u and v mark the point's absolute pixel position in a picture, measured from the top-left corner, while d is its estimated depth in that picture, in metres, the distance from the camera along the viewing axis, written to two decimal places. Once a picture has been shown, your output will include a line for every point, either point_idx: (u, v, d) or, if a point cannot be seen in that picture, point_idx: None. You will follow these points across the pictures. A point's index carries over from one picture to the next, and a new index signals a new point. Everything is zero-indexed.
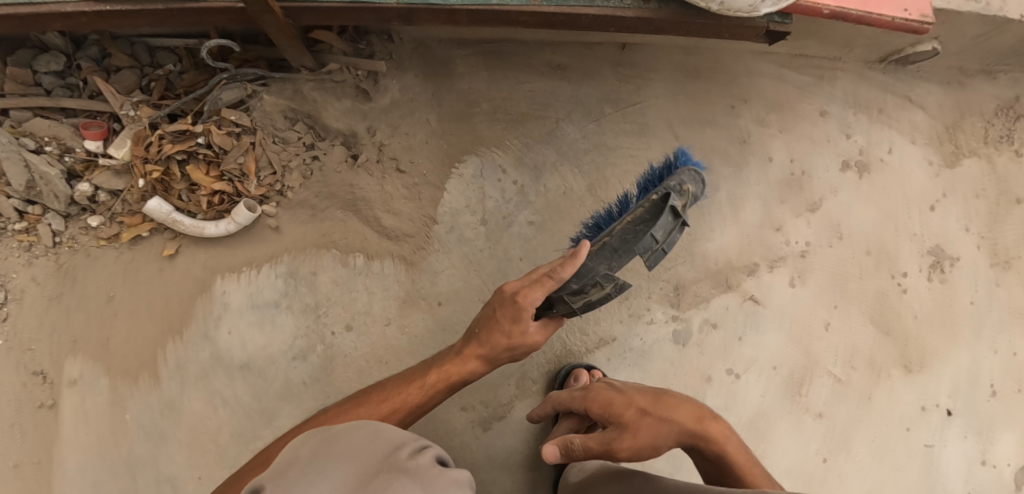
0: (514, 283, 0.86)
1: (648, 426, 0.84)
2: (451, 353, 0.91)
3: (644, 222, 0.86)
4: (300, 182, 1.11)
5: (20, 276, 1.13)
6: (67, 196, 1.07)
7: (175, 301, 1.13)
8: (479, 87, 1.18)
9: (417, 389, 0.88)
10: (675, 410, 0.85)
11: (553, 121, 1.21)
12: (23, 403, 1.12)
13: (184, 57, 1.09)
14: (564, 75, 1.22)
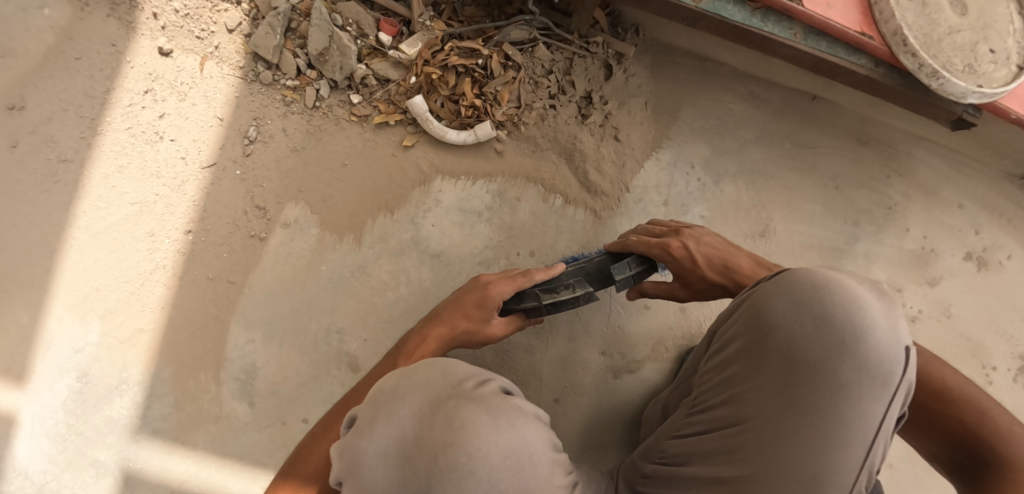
0: (489, 275, 1.08)
1: (717, 268, 1.06)
2: (438, 325, 1.08)
3: (586, 272, 1.08)
4: (534, 122, 1.30)
5: (273, 123, 1.31)
6: (348, 70, 1.25)
7: (397, 183, 1.30)
8: (693, 94, 1.38)
9: (416, 361, 1.05)
10: (740, 262, 1.06)
11: (741, 141, 1.40)
12: (240, 227, 1.30)
13: None
14: (759, 105, 1.41)
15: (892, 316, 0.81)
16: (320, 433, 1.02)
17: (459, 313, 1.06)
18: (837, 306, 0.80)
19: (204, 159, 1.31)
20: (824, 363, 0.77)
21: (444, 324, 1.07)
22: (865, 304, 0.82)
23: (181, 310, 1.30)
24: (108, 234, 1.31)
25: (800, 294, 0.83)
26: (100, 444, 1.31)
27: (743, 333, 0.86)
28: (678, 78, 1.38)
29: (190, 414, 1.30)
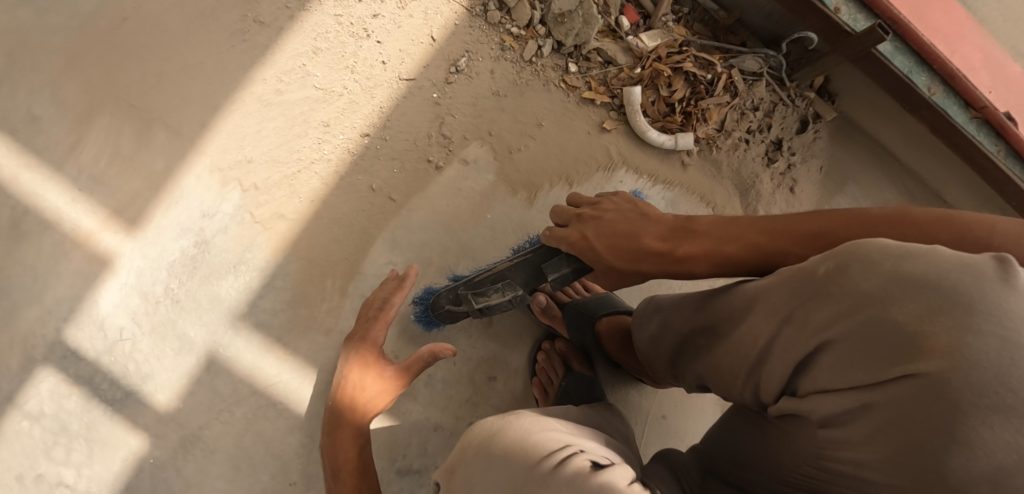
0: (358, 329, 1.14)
1: (626, 250, 0.90)
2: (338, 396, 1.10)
3: (495, 280, 0.99)
4: (727, 149, 1.33)
5: (483, 61, 1.29)
6: (581, 39, 1.26)
7: (583, 160, 1.30)
8: (861, 174, 1.42)
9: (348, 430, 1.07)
10: (654, 225, 0.91)
11: None
12: (417, 149, 1.25)
13: (696, 11, 1.33)
14: (911, 201, 1.44)
15: (967, 256, 0.60)
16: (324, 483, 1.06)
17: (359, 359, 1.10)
18: (950, 287, 0.58)
19: (404, 72, 1.27)
20: (928, 395, 0.55)
21: (362, 406, 1.07)
22: (930, 253, 0.61)
23: (328, 210, 1.23)
24: (278, 110, 1.24)
25: (870, 270, 0.63)
26: (195, 319, 1.20)
27: (830, 337, 0.63)
28: (850, 153, 1.43)
29: (300, 318, 1.21)
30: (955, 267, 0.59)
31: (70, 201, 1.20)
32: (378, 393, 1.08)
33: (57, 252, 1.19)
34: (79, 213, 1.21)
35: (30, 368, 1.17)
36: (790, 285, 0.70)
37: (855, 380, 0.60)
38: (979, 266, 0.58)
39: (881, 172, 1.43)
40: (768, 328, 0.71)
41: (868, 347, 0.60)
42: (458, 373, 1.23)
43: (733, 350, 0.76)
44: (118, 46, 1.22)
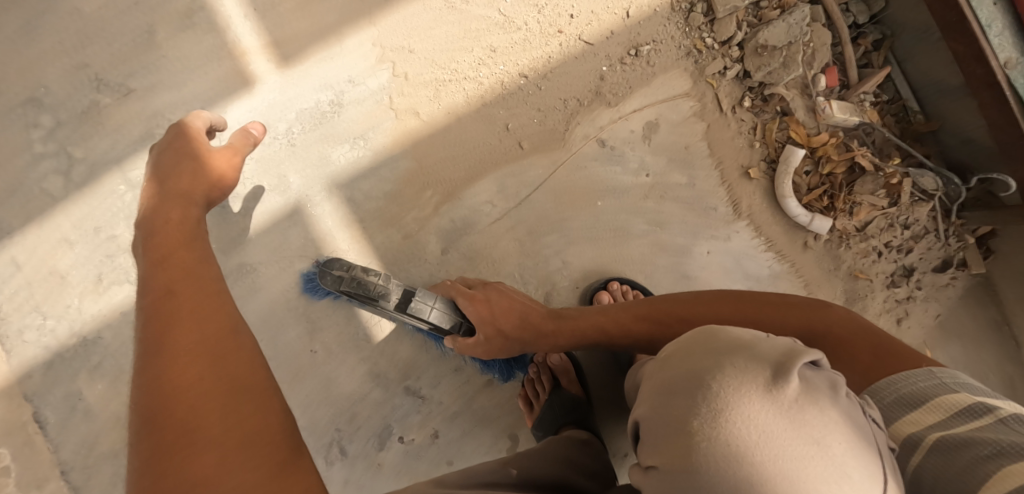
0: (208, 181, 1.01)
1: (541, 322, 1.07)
2: (159, 200, 0.95)
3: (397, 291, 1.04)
4: (855, 251, 1.26)
5: (664, 57, 1.24)
6: (771, 80, 1.20)
7: (711, 194, 1.25)
8: (977, 340, 1.30)
9: (179, 216, 0.93)
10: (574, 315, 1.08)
11: None
12: (563, 111, 1.24)
13: (894, 105, 1.25)
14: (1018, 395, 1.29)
15: (774, 353, 0.64)
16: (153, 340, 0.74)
17: (190, 174, 0.99)
18: (721, 376, 0.61)
19: (586, 33, 1.24)
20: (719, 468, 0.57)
21: (193, 169, 1.00)
22: (733, 348, 0.65)
23: (456, 128, 1.23)
24: (457, 17, 1.25)
25: (688, 358, 0.67)
26: (299, 167, 1.24)
27: (641, 412, 0.68)
28: (976, 315, 1.30)
29: (385, 211, 1.24)
30: (744, 364, 0.62)
31: (241, 16, 1.28)
32: (199, 161, 1.02)
33: (214, 55, 1.28)
34: (245, 30, 1.28)
35: (146, 142, 1.31)
36: (674, 349, 0.71)
37: (660, 442, 0.62)
38: (758, 369, 0.62)
39: (993, 352, 1.30)
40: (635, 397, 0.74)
41: (659, 411, 0.64)
42: None
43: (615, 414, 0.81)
44: None
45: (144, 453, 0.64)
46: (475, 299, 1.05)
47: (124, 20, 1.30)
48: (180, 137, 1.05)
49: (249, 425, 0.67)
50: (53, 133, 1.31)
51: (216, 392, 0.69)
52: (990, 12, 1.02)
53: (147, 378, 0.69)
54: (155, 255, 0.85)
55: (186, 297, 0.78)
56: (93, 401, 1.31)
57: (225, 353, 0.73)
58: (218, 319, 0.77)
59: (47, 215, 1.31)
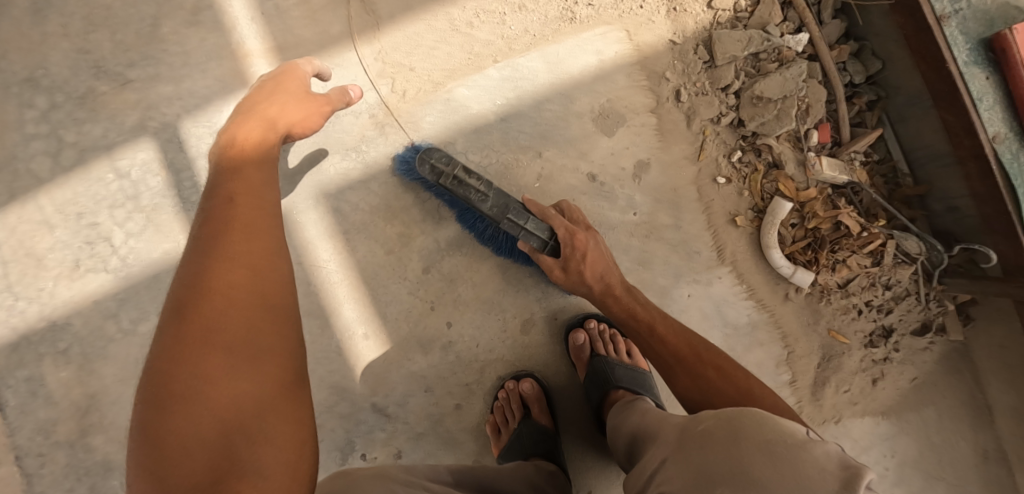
0: (303, 107, 1.07)
1: (596, 275, 1.07)
2: (245, 106, 1.03)
3: None
4: (836, 308, 1.25)
5: (660, 100, 1.26)
6: (763, 132, 1.20)
7: (696, 238, 1.25)
8: (953, 407, 1.28)
9: (261, 127, 0.99)
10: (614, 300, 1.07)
11: (945, 480, 1.27)
12: (556, 140, 1.24)
13: (884, 167, 1.26)
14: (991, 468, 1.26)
15: (823, 462, 0.62)
16: (213, 223, 0.81)
17: (292, 99, 1.06)
18: (775, 483, 0.61)
19: (587, 69, 1.25)
20: None
21: (288, 105, 1.05)
22: (786, 448, 0.64)
23: (449, 148, 1.23)
24: (460, 39, 1.26)
25: (726, 446, 0.67)
26: (287, 173, 1.23)
27: (664, 490, 0.69)
28: (954, 382, 1.28)
29: (370, 223, 1.23)
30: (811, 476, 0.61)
31: (248, 19, 1.29)
32: (296, 96, 1.07)
33: (216, 53, 1.29)
34: (249, 32, 1.29)
35: (138, 133, 1.30)
36: (728, 420, 0.70)
37: None
38: (809, 481, 0.61)
39: (968, 422, 1.27)
40: (658, 461, 0.76)
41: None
42: (474, 356, 1.23)
43: (633, 479, 0.79)
44: None
45: (169, 338, 0.71)
46: (576, 242, 1.07)
47: (130, 11, 1.32)
48: (284, 72, 1.11)
49: (261, 355, 0.74)
50: (47, 115, 1.32)
51: (245, 321, 0.74)
52: (980, 86, 1.04)
53: (191, 275, 0.76)
54: (229, 160, 0.93)
55: (243, 212, 0.83)
56: (55, 387, 1.29)
57: (262, 282, 0.78)
58: (263, 248, 0.81)
59: (30, 195, 1.30)
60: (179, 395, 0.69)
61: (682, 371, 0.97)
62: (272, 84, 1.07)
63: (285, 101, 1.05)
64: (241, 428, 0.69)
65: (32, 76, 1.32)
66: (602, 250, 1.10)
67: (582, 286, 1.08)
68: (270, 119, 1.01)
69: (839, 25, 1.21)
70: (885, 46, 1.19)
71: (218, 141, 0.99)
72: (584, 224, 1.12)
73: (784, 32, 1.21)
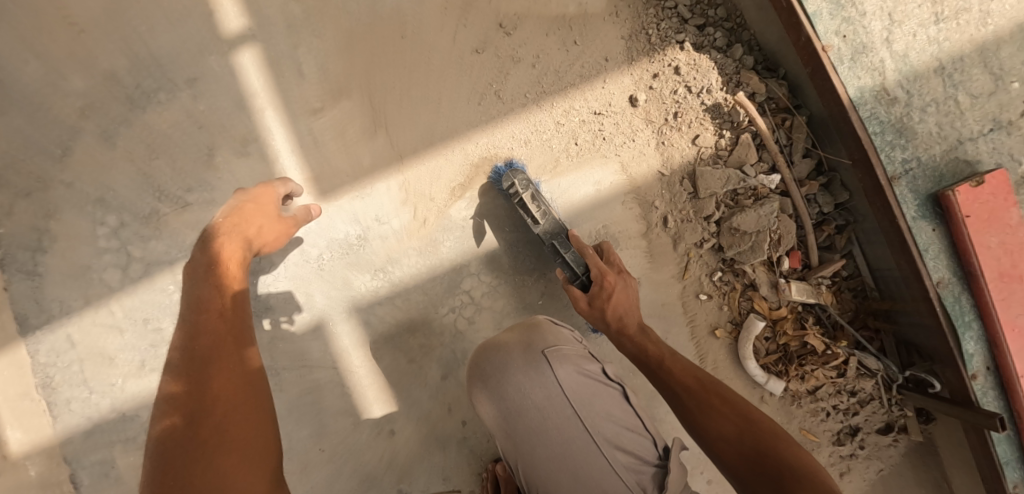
0: (270, 229, 1.24)
1: (616, 313, 1.20)
2: (222, 221, 1.19)
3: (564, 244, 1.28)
4: (806, 411, 1.40)
5: (650, 226, 1.43)
6: (740, 259, 1.36)
7: (681, 348, 1.42)
8: None
9: (236, 262, 1.14)
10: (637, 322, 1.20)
11: None
12: (557, 262, 1.42)
13: (852, 280, 1.42)
14: None
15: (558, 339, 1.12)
16: (196, 345, 1.00)
17: (257, 213, 1.23)
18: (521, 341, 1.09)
19: (586, 197, 1.43)
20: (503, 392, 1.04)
21: (253, 230, 1.21)
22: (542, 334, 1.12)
23: (464, 269, 1.41)
24: (474, 172, 1.43)
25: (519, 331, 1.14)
26: (325, 289, 1.43)
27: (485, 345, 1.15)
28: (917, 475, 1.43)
29: (394, 335, 1.42)
30: (530, 352, 1.07)
31: (288, 151, 1.49)
32: (269, 221, 1.25)
33: (262, 181, 1.47)
34: (290, 164, 1.48)
35: None
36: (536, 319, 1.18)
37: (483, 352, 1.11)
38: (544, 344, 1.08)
39: None
40: None
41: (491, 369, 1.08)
42: (486, 450, 1.41)
43: None
44: (389, 54, 1.49)
45: (165, 458, 0.90)
46: (606, 282, 1.22)
47: (186, 141, 1.53)
48: (260, 193, 1.27)
49: (250, 428, 0.97)
50: (117, 232, 1.52)
51: (239, 407, 0.97)
52: (926, 238, 1.20)
53: (175, 401, 0.95)
54: (208, 272, 1.10)
55: (223, 327, 1.04)
56: (124, 469, 1.49)
57: (246, 391, 1.00)
58: (234, 342, 1.03)
59: (102, 303, 1.51)
60: None
61: (691, 402, 1.04)
62: (236, 206, 1.22)
63: (257, 227, 1.22)
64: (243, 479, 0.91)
65: (102, 198, 1.53)
66: (632, 293, 1.24)
67: (600, 320, 1.22)
68: (247, 238, 1.19)
69: (809, 163, 1.36)
70: (851, 181, 1.34)
71: (188, 263, 1.14)
72: (616, 266, 1.27)
73: (759, 170, 1.37)
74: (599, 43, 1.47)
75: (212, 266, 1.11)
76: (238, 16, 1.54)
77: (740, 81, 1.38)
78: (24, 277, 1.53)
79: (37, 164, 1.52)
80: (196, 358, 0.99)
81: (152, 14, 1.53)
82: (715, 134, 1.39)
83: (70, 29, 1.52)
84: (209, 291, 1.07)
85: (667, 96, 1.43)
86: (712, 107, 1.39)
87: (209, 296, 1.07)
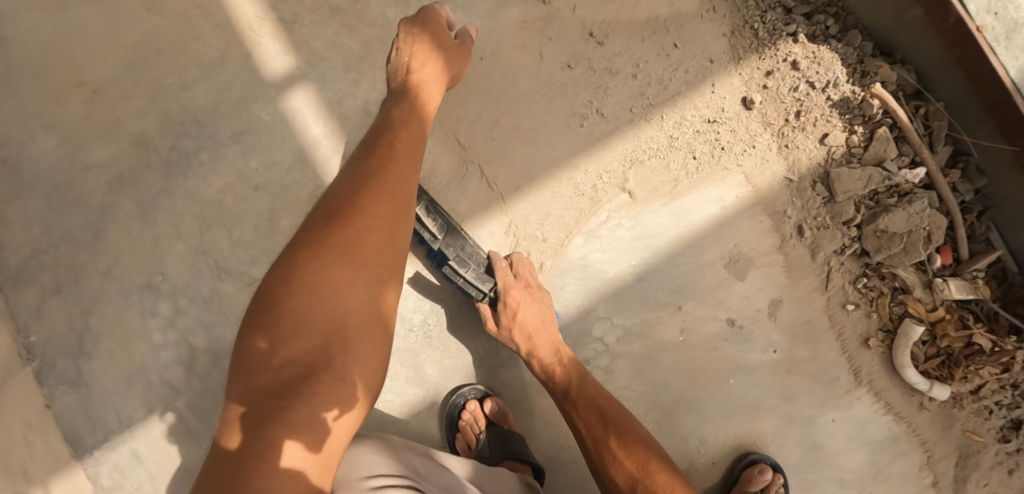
0: (437, 54, 1.00)
1: (545, 370, 1.16)
2: (408, 62, 0.98)
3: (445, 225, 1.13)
4: (968, 411, 1.28)
5: (783, 238, 1.31)
6: (891, 265, 1.26)
7: (833, 365, 1.31)
8: None
9: (403, 142, 0.88)
10: (601, 405, 1.09)
11: None
12: (691, 292, 1.30)
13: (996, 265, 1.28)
14: None
15: None
16: (333, 226, 0.77)
17: (431, 54, 0.99)
18: None
19: (711, 217, 1.31)
20: None
21: (407, 133, 0.89)
22: None
23: (592, 314, 1.29)
24: (586, 204, 1.30)
25: None
26: (435, 359, 1.28)
27: None
28: None
29: (522, 397, 1.31)
30: None
31: None
32: (443, 55, 1.00)
33: None
34: None
35: None
36: None
37: None
38: None
39: None
40: None
41: None
42: None
43: None
44: (468, 82, 1.31)
45: (253, 340, 0.70)
46: (510, 298, 1.14)
47: (243, 207, 1.35)
48: (429, 20, 1.02)
49: (347, 347, 0.71)
50: (173, 321, 1.32)
51: (351, 330, 0.72)
52: None
53: (282, 285, 0.73)
54: (371, 168, 0.83)
55: (360, 215, 0.78)
56: None
57: (361, 284, 0.74)
58: (388, 265, 0.78)
59: (169, 406, 1.30)
60: (247, 415, 0.66)
61: (614, 436, 1.05)
62: (409, 42, 0.98)
63: (423, 65, 0.98)
64: (318, 387, 0.68)
65: (150, 283, 1.32)
66: (539, 310, 1.17)
67: (550, 372, 1.15)
68: (423, 107, 0.97)
69: (948, 152, 1.27)
70: (993, 163, 1.23)
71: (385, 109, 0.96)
72: (525, 281, 1.18)
73: (900, 165, 1.26)
74: (699, 43, 1.33)
75: (361, 188, 0.80)
76: (281, 55, 1.39)
77: (867, 71, 1.27)
78: (69, 388, 1.28)
79: (66, 254, 1.31)
80: (325, 242, 0.75)
81: (183, 64, 1.37)
82: (845, 131, 1.28)
83: (80, 89, 1.34)
84: (366, 183, 0.81)
85: (785, 95, 1.31)
86: (840, 102, 1.28)
87: (366, 187, 0.80)
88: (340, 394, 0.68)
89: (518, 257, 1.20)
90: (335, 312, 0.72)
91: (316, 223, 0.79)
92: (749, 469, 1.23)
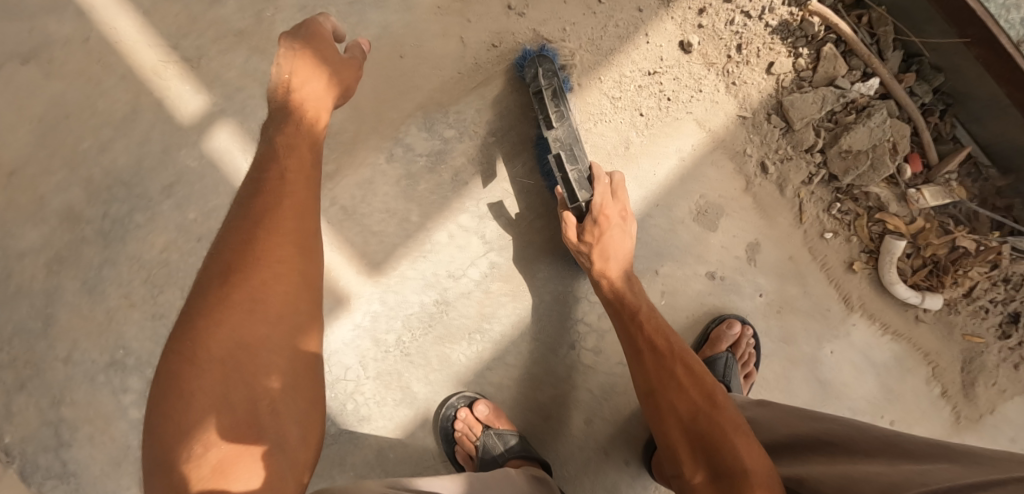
0: (323, 69, 0.91)
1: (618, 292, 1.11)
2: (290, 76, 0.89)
3: None
4: (964, 314, 1.26)
5: (749, 180, 1.27)
6: (861, 184, 1.22)
7: (824, 297, 1.28)
8: None
9: (296, 158, 0.86)
10: (677, 343, 1.05)
11: None
12: (669, 253, 1.26)
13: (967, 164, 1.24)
14: None
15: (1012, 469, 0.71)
16: (239, 275, 0.76)
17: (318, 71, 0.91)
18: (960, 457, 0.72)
19: (672, 172, 1.26)
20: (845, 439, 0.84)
21: (298, 158, 0.86)
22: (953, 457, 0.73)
23: None
24: (541, 184, 1.24)
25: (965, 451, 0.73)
26: (421, 374, 1.24)
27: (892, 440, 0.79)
28: None
29: (519, 393, 1.28)
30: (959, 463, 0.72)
31: None
32: (335, 68, 0.93)
33: None
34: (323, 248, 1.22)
35: None
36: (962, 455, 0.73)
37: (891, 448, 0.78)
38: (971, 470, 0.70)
39: None
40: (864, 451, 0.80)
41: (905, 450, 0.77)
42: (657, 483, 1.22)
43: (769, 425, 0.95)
44: (394, 82, 1.23)
45: (168, 397, 0.70)
46: (601, 218, 1.11)
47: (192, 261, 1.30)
48: (311, 34, 0.93)
49: (290, 396, 0.76)
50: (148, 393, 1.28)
51: (280, 385, 0.75)
52: None
53: (190, 341, 0.72)
54: (260, 206, 0.81)
55: (264, 258, 0.78)
56: None
57: (287, 327, 0.77)
58: (306, 310, 0.80)
59: None
60: (186, 465, 0.68)
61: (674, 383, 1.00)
62: (293, 56, 0.90)
63: (307, 83, 0.90)
64: (259, 434, 0.72)
65: (115, 359, 1.27)
66: (626, 242, 1.13)
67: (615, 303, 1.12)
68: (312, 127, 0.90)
69: (899, 56, 1.21)
70: (947, 59, 1.17)
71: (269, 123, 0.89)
72: (620, 209, 1.13)
73: (851, 80, 1.21)
74: None
75: (255, 230, 0.79)
76: (193, 94, 1.32)
77: None
78: (58, 482, 1.24)
79: (21, 348, 1.25)
80: (233, 292, 0.75)
81: (94, 125, 1.29)
82: (790, 56, 1.23)
83: None
84: (265, 220, 0.80)
85: (723, 30, 1.24)
86: (779, 27, 1.22)
87: (267, 223, 0.80)
88: (282, 435, 0.74)
89: (618, 179, 1.15)
90: (262, 362, 0.74)
91: (217, 271, 0.77)
92: (719, 326, 1.23)
